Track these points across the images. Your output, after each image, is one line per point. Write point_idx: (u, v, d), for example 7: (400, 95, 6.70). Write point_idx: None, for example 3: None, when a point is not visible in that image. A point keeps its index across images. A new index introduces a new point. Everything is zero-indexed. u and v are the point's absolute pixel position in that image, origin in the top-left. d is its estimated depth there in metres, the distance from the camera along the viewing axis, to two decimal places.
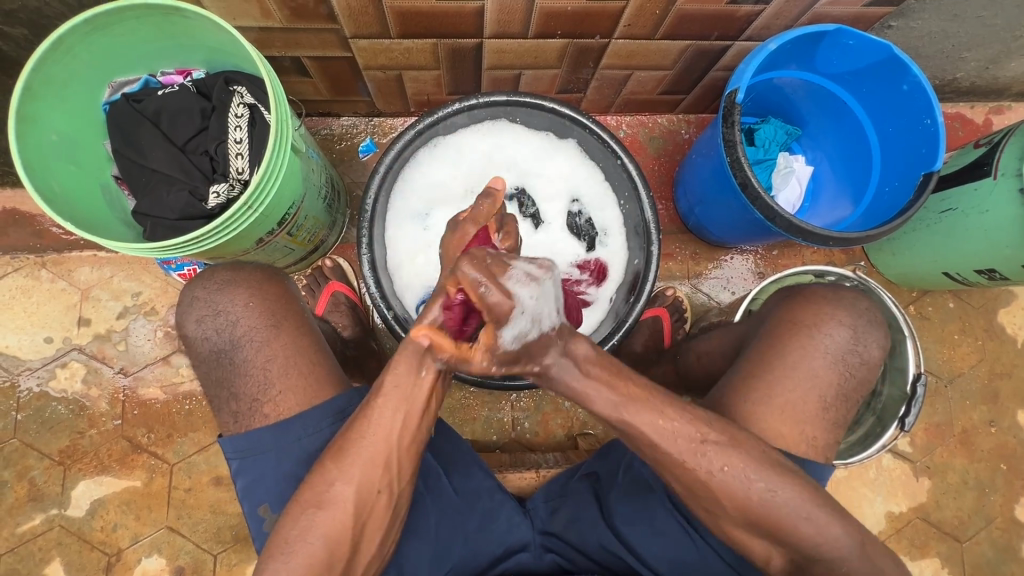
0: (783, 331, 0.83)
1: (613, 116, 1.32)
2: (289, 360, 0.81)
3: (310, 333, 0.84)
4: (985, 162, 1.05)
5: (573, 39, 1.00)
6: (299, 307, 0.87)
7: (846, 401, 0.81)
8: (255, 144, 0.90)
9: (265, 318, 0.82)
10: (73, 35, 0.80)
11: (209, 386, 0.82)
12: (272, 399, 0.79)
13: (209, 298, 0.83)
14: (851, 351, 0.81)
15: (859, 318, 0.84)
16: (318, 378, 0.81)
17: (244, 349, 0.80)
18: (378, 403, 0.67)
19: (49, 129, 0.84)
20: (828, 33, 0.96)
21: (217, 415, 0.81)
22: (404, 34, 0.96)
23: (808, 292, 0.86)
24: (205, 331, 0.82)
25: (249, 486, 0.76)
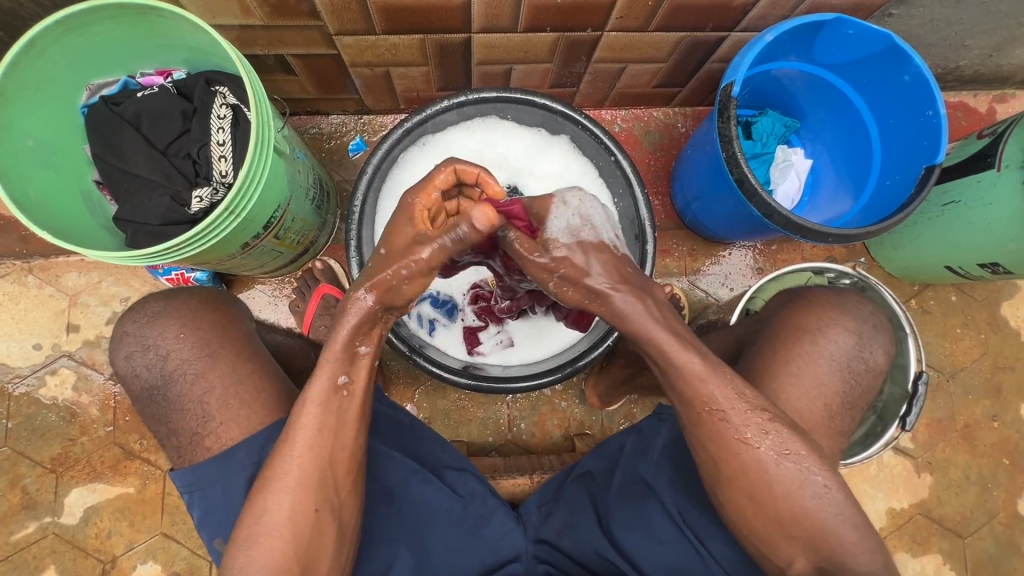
0: (788, 337, 0.81)
1: (608, 110, 1.29)
2: (228, 390, 0.79)
3: (251, 355, 0.83)
4: (988, 154, 1.03)
5: (564, 33, 0.97)
6: (236, 332, 0.85)
7: (852, 408, 0.80)
8: (238, 146, 0.88)
9: (197, 350, 0.80)
10: (45, 37, 0.77)
11: (150, 423, 0.81)
12: (213, 431, 0.77)
13: (138, 333, 0.81)
14: (859, 359, 0.80)
15: (864, 323, 0.82)
16: (262, 407, 0.79)
17: (178, 385, 0.79)
18: (303, 416, 0.66)
19: (23, 134, 0.81)
20: (827, 23, 0.93)
21: (162, 450, 0.80)
22: (389, 30, 0.93)
23: (811, 296, 0.84)
24: (134, 368, 0.80)
25: (203, 518, 0.74)
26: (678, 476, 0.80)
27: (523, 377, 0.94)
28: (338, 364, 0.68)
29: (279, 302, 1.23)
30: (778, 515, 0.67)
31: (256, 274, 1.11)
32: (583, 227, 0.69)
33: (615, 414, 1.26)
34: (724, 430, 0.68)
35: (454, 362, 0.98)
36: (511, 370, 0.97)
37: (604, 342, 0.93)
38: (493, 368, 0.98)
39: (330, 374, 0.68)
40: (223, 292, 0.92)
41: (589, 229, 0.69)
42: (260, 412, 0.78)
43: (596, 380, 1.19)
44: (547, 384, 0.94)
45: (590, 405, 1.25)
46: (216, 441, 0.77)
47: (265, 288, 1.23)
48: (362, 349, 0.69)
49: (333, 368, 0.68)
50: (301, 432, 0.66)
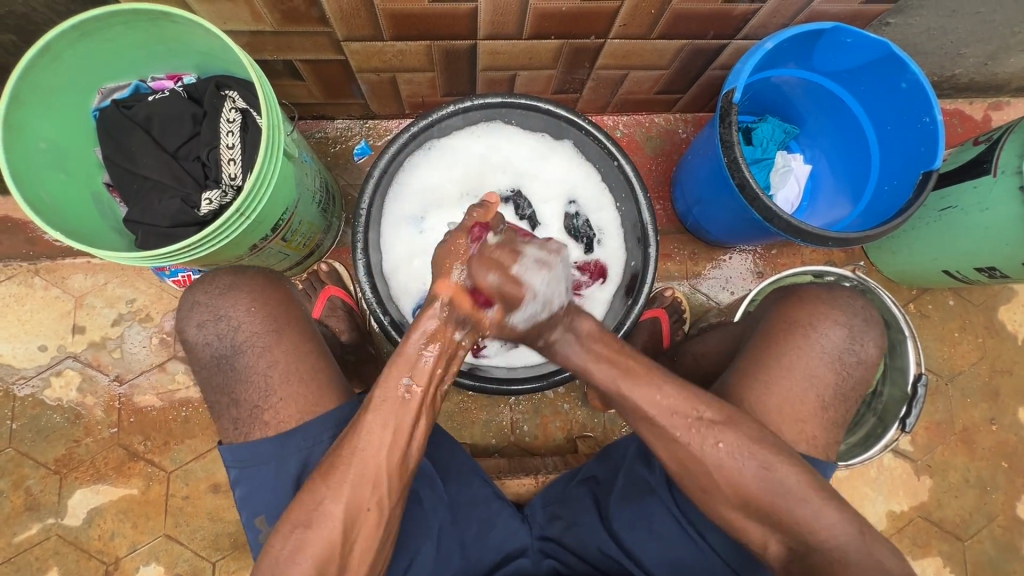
0: (779, 331, 0.82)
1: (610, 116, 1.31)
2: (290, 366, 0.80)
3: (312, 340, 0.84)
4: (984, 160, 1.05)
5: (568, 40, 0.99)
6: (299, 313, 0.86)
7: (845, 400, 0.81)
8: (247, 149, 0.89)
9: (266, 324, 0.82)
10: (60, 41, 0.79)
11: (208, 392, 0.82)
12: (273, 406, 0.78)
13: (211, 303, 0.83)
14: (850, 351, 0.81)
15: (855, 318, 0.83)
16: (319, 387, 0.80)
17: (246, 356, 0.80)
18: (368, 418, 0.67)
19: (37, 137, 0.83)
20: (826, 31, 0.95)
21: (217, 424, 0.81)
22: (397, 36, 0.95)
23: (802, 292, 0.86)
24: (206, 336, 0.81)
25: (246, 497, 0.77)
26: None
27: (527, 379, 0.96)
28: (400, 370, 0.68)
29: None
30: (783, 514, 0.68)
31: None
32: (552, 261, 0.73)
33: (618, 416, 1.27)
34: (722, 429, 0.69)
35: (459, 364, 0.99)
36: (516, 372, 0.99)
37: None
38: (496, 371, 1.00)
39: (396, 376, 0.68)
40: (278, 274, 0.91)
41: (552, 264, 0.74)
42: (273, 410, 0.78)
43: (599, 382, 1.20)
44: (550, 387, 0.96)
45: (593, 408, 1.26)
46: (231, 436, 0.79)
47: None
48: (427, 352, 0.69)
49: (399, 373, 0.68)
50: None
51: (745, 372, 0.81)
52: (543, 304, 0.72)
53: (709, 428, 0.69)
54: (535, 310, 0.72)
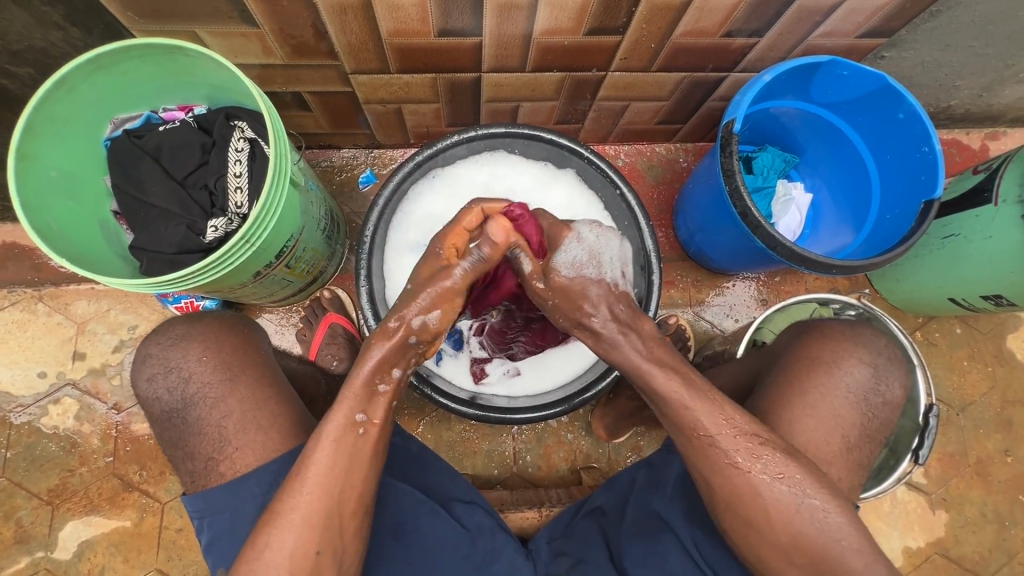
0: (805, 369, 0.81)
1: (612, 145, 1.33)
2: (246, 415, 0.79)
3: (271, 384, 0.83)
4: (984, 189, 1.05)
5: (570, 73, 1.01)
6: (255, 357, 0.85)
7: (870, 441, 0.79)
8: (254, 178, 0.90)
9: (219, 374, 0.81)
10: (75, 74, 0.81)
11: (166, 446, 0.81)
12: (230, 455, 0.77)
13: (163, 355, 0.82)
14: (875, 391, 0.80)
15: (879, 357, 0.82)
16: (279, 432, 0.79)
17: (198, 408, 0.79)
18: (319, 451, 0.66)
19: (48, 166, 0.84)
20: (822, 64, 0.97)
21: (177, 475, 0.80)
22: (403, 69, 0.97)
23: (826, 329, 0.85)
24: (157, 390, 0.81)
25: (210, 544, 0.74)
26: (690, 508, 0.78)
27: (529, 408, 0.95)
28: (358, 402, 0.67)
29: (285, 331, 1.24)
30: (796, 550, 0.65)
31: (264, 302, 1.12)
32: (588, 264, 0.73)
33: (623, 446, 1.24)
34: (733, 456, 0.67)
35: (460, 392, 0.98)
36: (518, 400, 0.98)
37: (610, 374, 0.95)
38: (498, 400, 0.98)
39: (348, 411, 0.67)
40: (241, 315, 0.92)
41: (593, 267, 0.73)
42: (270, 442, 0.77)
43: (603, 411, 1.18)
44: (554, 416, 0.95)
45: (597, 437, 1.23)
46: (229, 463, 0.77)
47: (273, 316, 1.23)
48: (381, 387, 0.69)
49: (352, 406, 0.67)
50: (311, 463, 0.65)
51: (767, 412, 0.78)
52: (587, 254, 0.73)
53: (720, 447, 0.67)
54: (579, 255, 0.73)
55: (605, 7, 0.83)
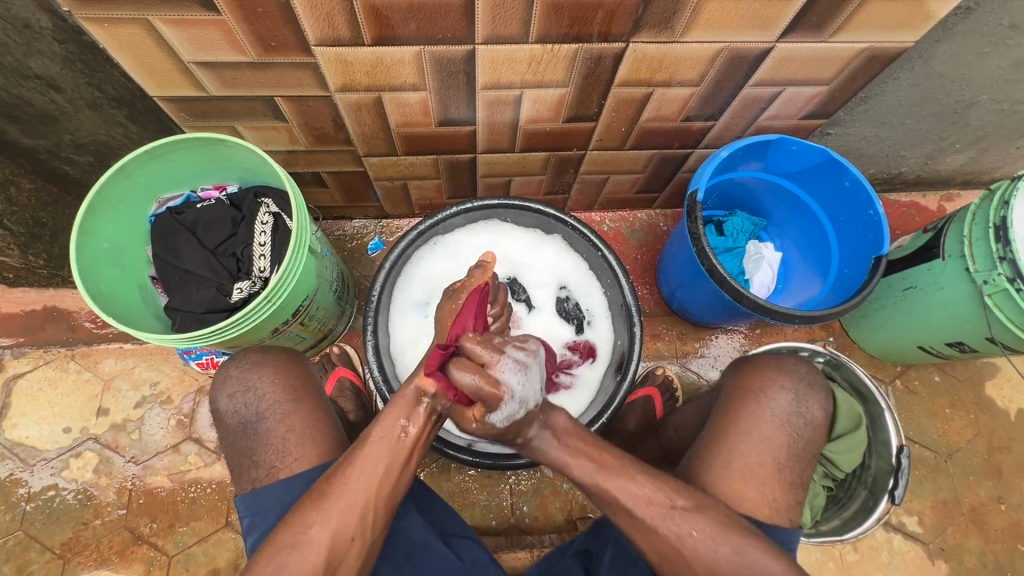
0: (736, 397, 0.88)
1: (597, 212, 1.47)
2: (305, 432, 0.87)
3: (325, 409, 0.91)
4: (933, 246, 1.16)
5: (553, 152, 1.16)
6: (314, 383, 0.94)
7: (799, 461, 0.85)
8: (276, 246, 1.03)
9: (286, 394, 0.90)
10: (133, 162, 0.96)
11: (232, 457, 0.89)
12: (288, 464, 0.84)
13: (241, 375, 0.91)
14: (797, 414, 0.86)
15: (799, 382, 0.89)
16: (330, 449, 0.87)
17: (266, 423, 0.87)
18: (364, 453, 0.74)
19: (102, 239, 0.97)
20: (772, 142, 1.12)
21: (239, 482, 0.88)
22: (408, 152, 1.13)
23: (754, 360, 0.92)
24: (235, 405, 0.89)
25: (254, 547, 0.80)
26: None
27: (524, 453, 1.01)
28: (401, 410, 0.75)
29: None
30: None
31: None
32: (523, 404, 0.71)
33: None
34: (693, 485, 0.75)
35: (456, 439, 1.04)
36: (511, 446, 1.04)
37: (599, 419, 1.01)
38: (490, 446, 1.04)
39: (394, 418, 0.75)
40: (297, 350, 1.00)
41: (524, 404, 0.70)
42: (310, 461, 0.84)
43: None
44: (549, 460, 1.01)
45: None
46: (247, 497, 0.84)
47: None
48: (424, 402, 0.75)
49: (397, 413, 0.75)
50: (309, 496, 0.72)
51: (713, 445, 0.85)
52: (520, 404, 0.70)
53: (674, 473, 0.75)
54: (512, 409, 0.69)
55: (578, 100, 0.98)
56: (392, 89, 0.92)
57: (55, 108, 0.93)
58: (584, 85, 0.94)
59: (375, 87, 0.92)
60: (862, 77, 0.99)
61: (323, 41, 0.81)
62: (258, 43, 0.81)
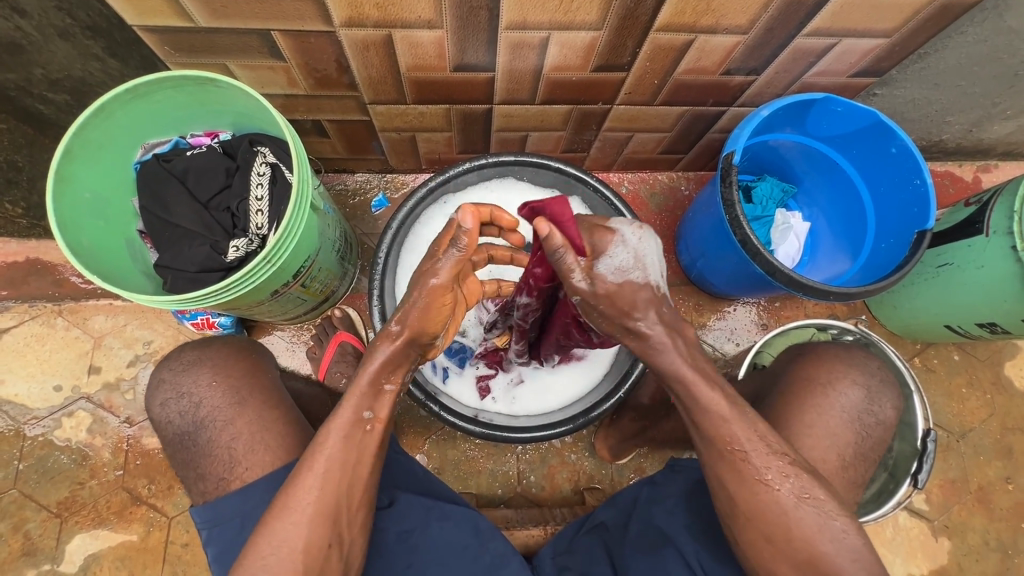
0: (799, 390, 0.84)
1: (616, 173, 1.38)
2: (254, 436, 0.83)
3: (275, 407, 0.87)
4: (976, 220, 1.08)
5: (577, 105, 1.06)
6: (263, 380, 0.90)
7: (864, 460, 0.83)
8: (275, 201, 0.94)
9: (228, 397, 0.86)
10: (113, 103, 0.86)
11: (178, 467, 0.86)
12: (240, 476, 0.81)
13: (174, 381, 0.88)
14: (868, 412, 0.83)
15: (871, 378, 0.86)
16: (285, 449, 0.83)
17: (208, 430, 0.84)
18: (320, 454, 0.68)
19: (82, 188, 0.89)
20: (817, 101, 1.02)
21: (188, 495, 0.85)
22: (418, 100, 1.02)
23: (819, 351, 0.88)
24: (170, 414, 0.86)
25: (219, 555, 0.76)
26: (691, 525, 0.79)
27: (532, 427, 0.97)
28: (363, 400, 0.69)
29: (297, 348, 1.27)
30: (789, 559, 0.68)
31: (278, 320, 1.15)
32: (635, 269, 0.64)
33: (626, 468, 1.25)
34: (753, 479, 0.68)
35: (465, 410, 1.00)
36: (518, 420, 1.00)
37: (616, 394, 0.98)
38: (497, 418, 1.00)
39: (355, 409, 0.69)
40: (249, 341, 0.97)
41: (638, 272, 0.65)
42: (263, 468, 0.81)
43: (606, 432, 1.20)
44: (559, 435, 0.97)
45: (600, 458, 1.25)
46: (249, 467, 0.81)
47: (284, 333, 1.27)
48: (386, 386, 0.71)
49: (359, 404, 0.69)
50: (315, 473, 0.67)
51: None
52: (634, 258, 0.64)
53: (713, 468, 0.71)
54: (624, 260, 0.64)
55: (611, 46, 0.88)
56: (404, 26, 0.82)
57: (22, 36, 0.82)
58: (620, 29, 0.84)
59: (386, 23, 0.81)
60: (927, 30, 0.89)
61: None
62: None
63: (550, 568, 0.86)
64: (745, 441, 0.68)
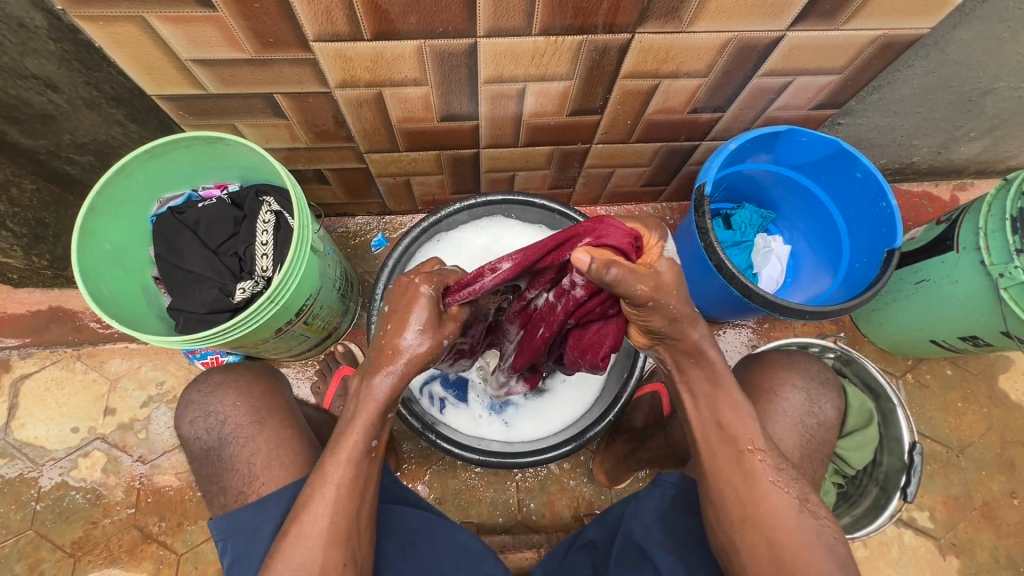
0: (747, 399, 0.90)
1: (602, 207, 1.45)
2: (272, 453, 0.88)
3: (293, 427, 0.92)
4: (947, 238, 1.13)
5: (558, 145, 1.14)
6: (283, 403, 0.95)
7: (811, 459, 0.88)
8: (279, 245, 1.02)
9: (250, 415, 0.91)
10: (133, 162, 0.95)
11: (203, 481, 0.91)
12: (257, 490, 0.85)
13: (203, 401, 0.93)
14: (809, 413, 0.88)
15: (811, 381, 0.91)
16: (300, 465, 0.87)
17: (232, 446, 0.89)
18: (329, 483, 0.71)
19: (103, 240, 0.97)
20: (782, 133, 1.09)
21: (210, 507, 0.90)
22: (410, 148, 1.11)
23: (764, 358, 0.94)
24: (197, 430, 0.92)
25: (232, 564, 0.80)
26: (679, 543, 0.81)
27: (526, 453, 1.00)
28: (371, 430, 0.73)
29: (301, 383, 1.32)
30: None
31: (284, 357, 1.21)
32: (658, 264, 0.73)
33: (624, 493, 1.27)
34: (736, 497, 0.72)
35: (463, 438, 1.04)
36: (515, 446, 1.04)
37: (605, 418, 1.01)
38: (495, 444, 1.04)
39: (363, 438, 0.72)
40: (271, 367, 1.03)
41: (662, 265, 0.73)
42: (277, 483, 0.85)
43: (603, 457, 1.22)
44: (552, 460, 1.00)
45: (599, 484, 1.26)
46: (254, 496, 0.85)
47: (289, 371, 1.32)
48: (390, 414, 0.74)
49: (367, 434, 0.73)
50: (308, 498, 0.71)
51: None
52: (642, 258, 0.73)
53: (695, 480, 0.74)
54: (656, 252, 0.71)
55: (583, 93, 0.96)
56: (392, 84, 0.91)
57: (54, 108, 0.91)
58: (589, 78, 0.92)
59: (376, 82, 0.90)
60: (875, 65, 0.96)
61: (322, 37, 0.79)
62: (256, 40, 0.79)
63: None
64: (719, 462, 0.74)
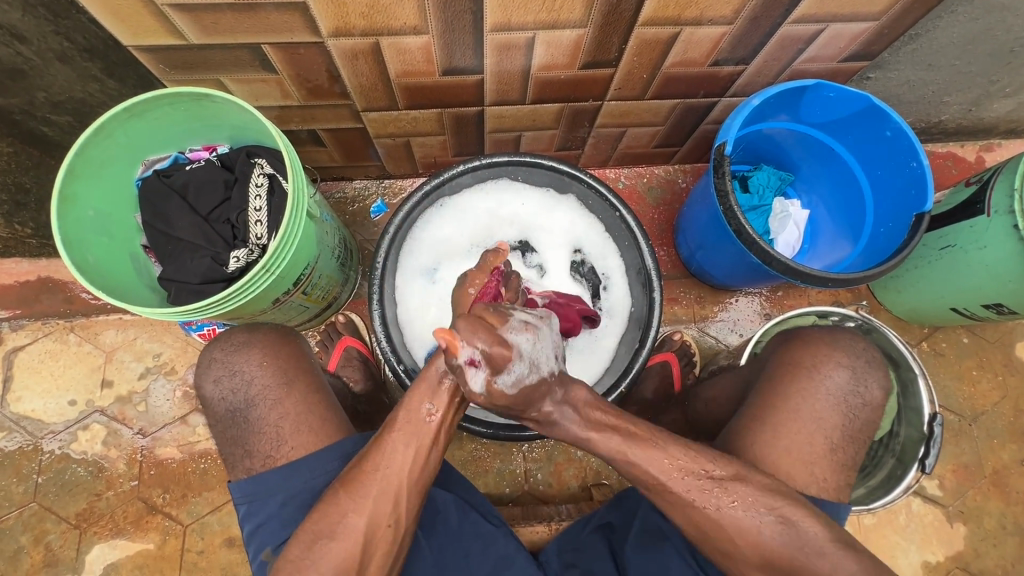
0: (785, 375, 0.86)
1: (611, 169, 1.38)
2: (300, 416, 0.85)
3: (321, 392, 0.89)
4: (977, 201, 1.07)
5: (568, 103, 1.06)
6: (309, 364, 0.92)
7: (854, 442, 0.83)
8: (273, 211, 0.96)
9: (278, 377, 0.87)
10: (112, 121, 0.88)
11: (225, 444, 0.87)
12: (286, 454, 0.83)
13: (226, 359, 0.89)
14: (854, 393, 0.84)
15: (857, 359, 0.86)
16: (327, 432, 0.85)
17: (258, 408, 0.85)
18: (390, 437, 0.70)
19: (86, 206, 0.91)
20: (809, 88, 1.01)
21: (232, 471, 0.86)
22: (411, 105, 1.04)
23: (806, 336, 0.89)
24: (221, 391, 0.87)
25: (253, 530, 0.81)
26: None
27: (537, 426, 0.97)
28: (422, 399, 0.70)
29: None
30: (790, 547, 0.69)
31: None
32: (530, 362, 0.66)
33: None
34: None
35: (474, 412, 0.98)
36: None
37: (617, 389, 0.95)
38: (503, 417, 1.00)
39: (416, 403, 0.71)
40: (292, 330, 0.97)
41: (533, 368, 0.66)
42: (282, 459, 0.83)
43: None
44: None
45: None
46: (259, 472, 0.83)
47: None
48: (446, 381, 0.70)
49: (420, 400, 0.70)
50: None
51: (755, 420, 0.83)
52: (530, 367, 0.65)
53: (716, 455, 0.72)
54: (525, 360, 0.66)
55: (597, 42, 0.89)
56: (391, 33, 0.83)
57: (24, 62, 0.84)
58: (605, 25, 0.85)
59: (373, 31, 0.82)
60: (916, 10, 0.88)
61: None
62: None
63: (557, 564, 0.89)
64: None
